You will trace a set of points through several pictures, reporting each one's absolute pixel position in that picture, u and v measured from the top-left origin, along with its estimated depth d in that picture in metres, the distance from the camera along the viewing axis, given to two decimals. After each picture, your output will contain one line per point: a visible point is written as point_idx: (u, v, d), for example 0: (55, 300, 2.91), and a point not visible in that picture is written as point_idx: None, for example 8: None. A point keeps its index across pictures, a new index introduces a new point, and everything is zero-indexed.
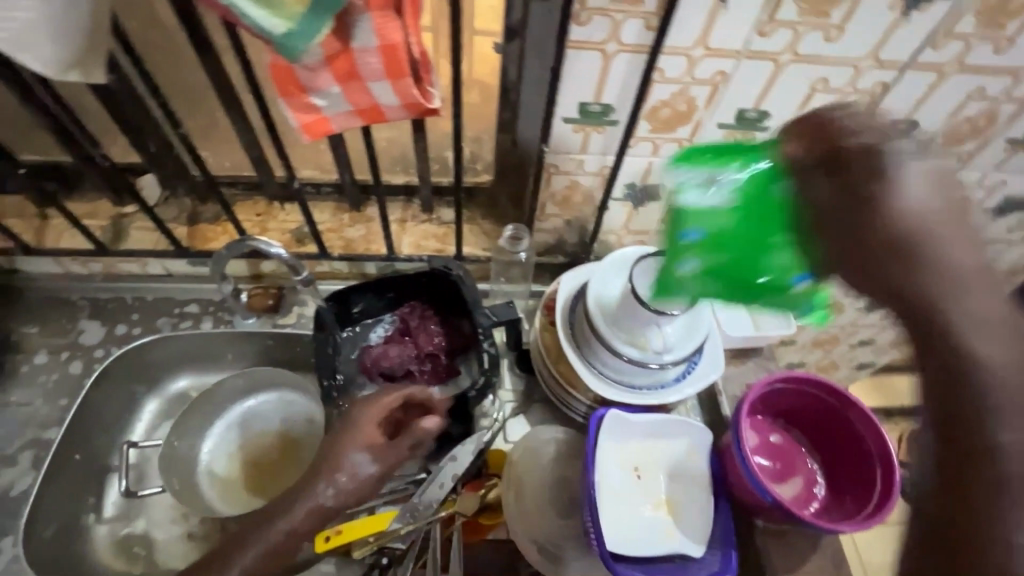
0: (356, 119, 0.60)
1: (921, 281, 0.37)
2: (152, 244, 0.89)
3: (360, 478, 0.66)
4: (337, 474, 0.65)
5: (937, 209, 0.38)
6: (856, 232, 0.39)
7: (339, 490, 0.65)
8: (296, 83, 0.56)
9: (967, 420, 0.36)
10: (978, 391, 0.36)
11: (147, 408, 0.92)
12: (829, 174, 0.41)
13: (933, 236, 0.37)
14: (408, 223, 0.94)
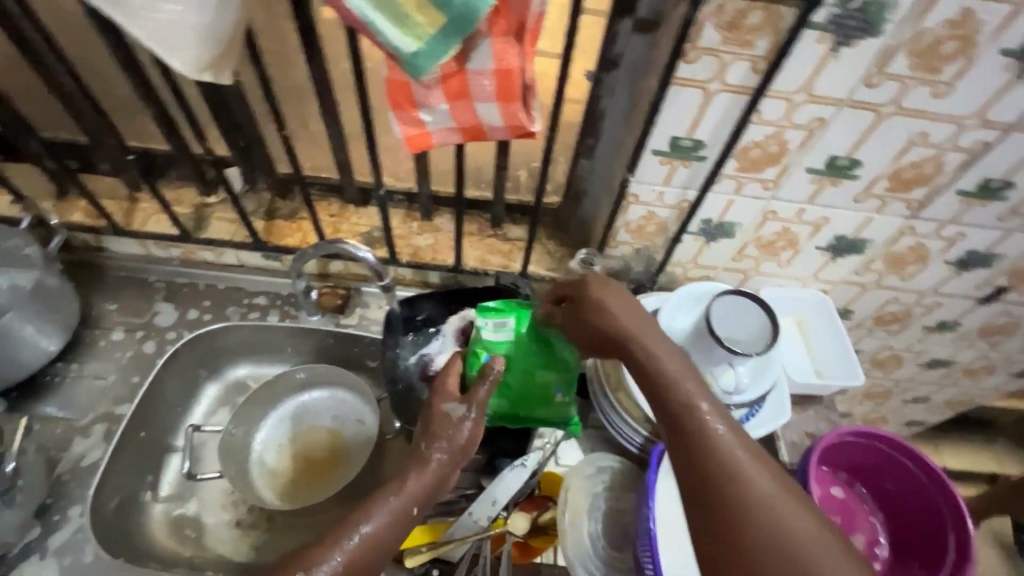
0: (457, 135, 0.62)
1: (694, 447, 0.50)
2: (230, 234, 0.92)
3: (456, 424, 0.63)
4: (434, 426, 0.63)
5: (673, 364, 0.55)
6: (650, 394, 0.55)
7: (450, 445, 0.62)
8: (408, 97, 0.58)
9: (732, 520, 0.46)
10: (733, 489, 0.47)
11: (207, 393, 0.95)
12: (608, 344, 0.60)
13: (695, 397, 0.53)
14: (475, 236, 0.95)
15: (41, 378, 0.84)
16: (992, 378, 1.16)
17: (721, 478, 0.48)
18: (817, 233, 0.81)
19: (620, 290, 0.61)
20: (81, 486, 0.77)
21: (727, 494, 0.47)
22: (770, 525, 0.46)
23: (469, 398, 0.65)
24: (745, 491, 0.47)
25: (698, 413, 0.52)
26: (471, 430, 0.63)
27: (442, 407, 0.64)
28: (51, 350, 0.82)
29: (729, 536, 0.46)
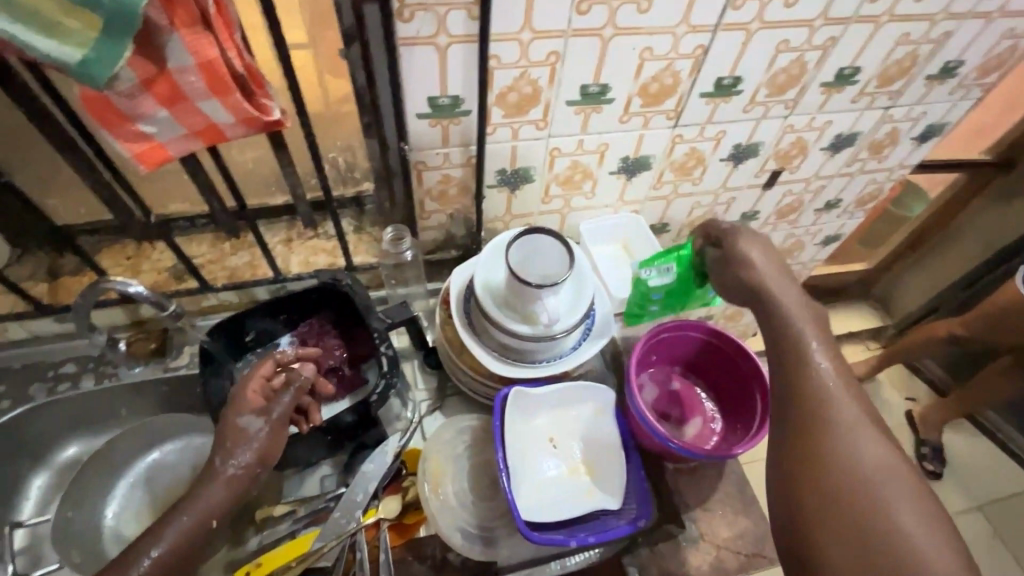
0: (196, 140, 0.59)
1: (811, 391, 0.53)
2: (9, 308, 0.82)
3: (265, 431, 0.64)
4: (226, 443, 0.62)
5: (798, 299, 0.59)
6: (773, 339, 0.58)
7: (256, 455, 0.63)
8: (118, 113, 0.54)
9: (817, 411, 0.53)
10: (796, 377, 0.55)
11: (34, 484, 0.86)
12: (740, 288, 0.63)
13: (803, 318, 0.57)
14: (294, 241, 0.92)
15: None
16: (804, 251, 1.32)
17: (818, 409, 0.53)
18: (604, 159, 0.86)
19: (766, 244, 0.63)
20: None
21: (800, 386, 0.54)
22: (864, 438, 0.51)
23: (272, 402, 0.66)
24: (822, 384, 0.54)
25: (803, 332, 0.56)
26: (277, 436, 0.65)
27: (237, 423, 0.63)
28: None
29: (822, 468, 0.50)
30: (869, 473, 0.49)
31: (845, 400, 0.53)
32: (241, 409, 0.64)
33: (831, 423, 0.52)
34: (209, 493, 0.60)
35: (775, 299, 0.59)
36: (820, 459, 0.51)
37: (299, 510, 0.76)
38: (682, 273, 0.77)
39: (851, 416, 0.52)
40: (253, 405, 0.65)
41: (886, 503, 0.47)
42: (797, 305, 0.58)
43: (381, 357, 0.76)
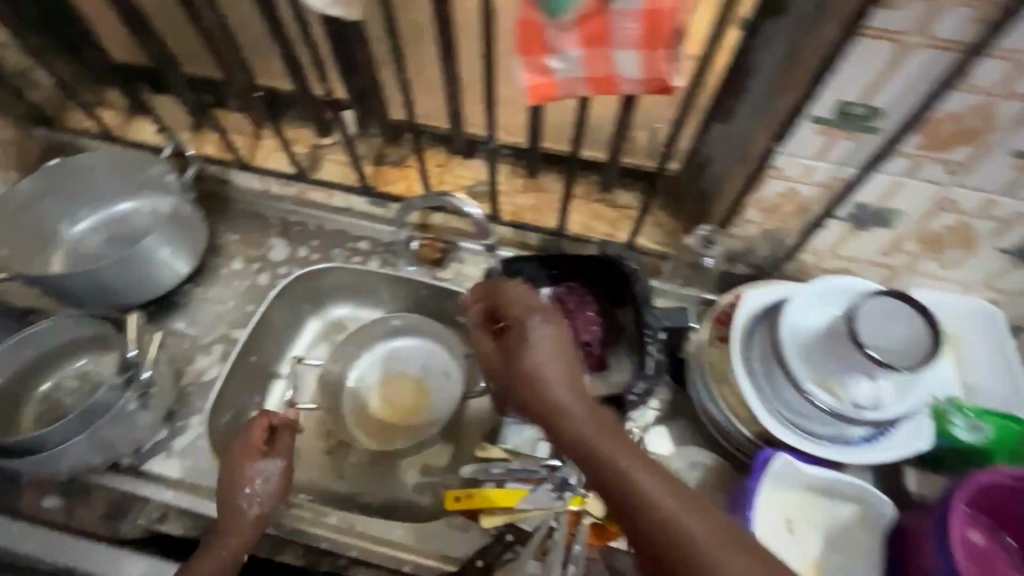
0: (585, 87, 0.56)
1: (587, 449, 0.50)
2: (341, 178, 0.95)
3: (278, 480, 0.72)
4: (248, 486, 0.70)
5: (557, 380, 0.53)
6: (525, 388, 0.54)
7: (263, 499, 0.70)
8: (540, 43, 0.52)
9: None
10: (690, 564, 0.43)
11: (309, 327, 1.00)
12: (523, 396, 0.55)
13: (609, 445, 0.49)
14: (580, 200, 0.91)
15: (173, 297, 0.91)
16: None
17: (660, 498, 0.46)
18: (1004, 231, 0.66)
19: (557, 335, 0.56)
20: (199, 401, 0.81)
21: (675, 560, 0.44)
22: (738, 540, 0.44)
23: (272, 452, 0.73)
24: None
25: (625, 483, 0.47)
26: (284, 480, 0.72)
27: (251, 468, 0.71)
28: (182, 273, 0.88)
29: (666, 564, 0.45)
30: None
31: (596, 455, 0.49)
32: (247, 460, 0.71)
33: (657, 502, 0.46)
34: (235, 520, 0.68)
35: (526, 360, 0.55)
36: (654, 547, 0.45)
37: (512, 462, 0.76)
38: (1004, 438, 0.67)
39: (704, 522, 0.45)
40: (252, 470, 0.71)
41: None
42: (570, 376, 0.54)
43: (647, 357, 0.73)
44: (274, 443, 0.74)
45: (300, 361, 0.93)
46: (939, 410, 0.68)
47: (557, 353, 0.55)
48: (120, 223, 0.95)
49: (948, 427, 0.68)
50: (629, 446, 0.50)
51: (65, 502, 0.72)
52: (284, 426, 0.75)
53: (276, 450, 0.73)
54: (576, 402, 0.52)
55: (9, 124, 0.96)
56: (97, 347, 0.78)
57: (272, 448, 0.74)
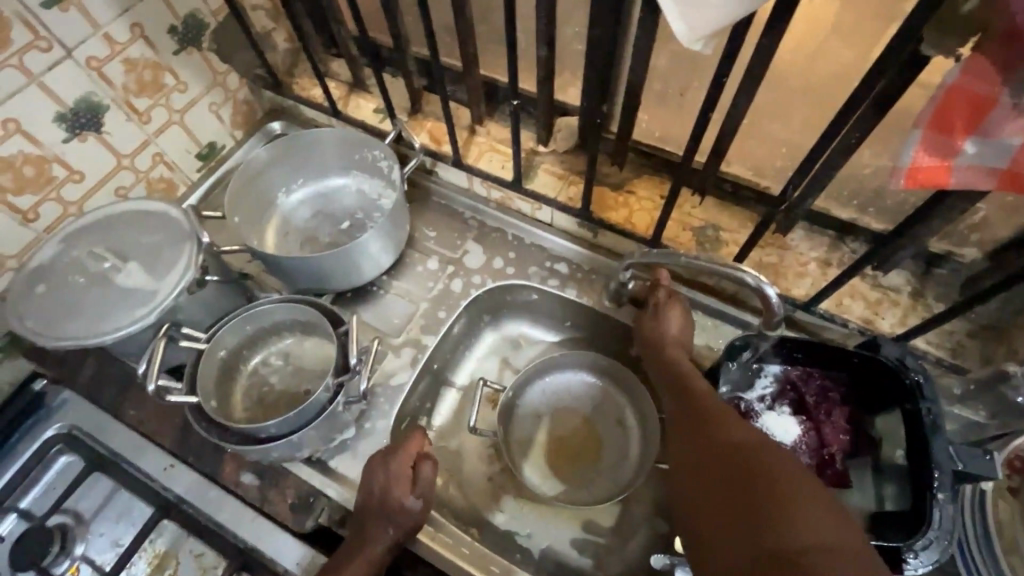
0: (989, 181, 0.42)
1: (693, 396, 0.61)
2: (555, 192, 0.87)
3: (414, 516, 0.68)
4: (391, 515, 0.67)
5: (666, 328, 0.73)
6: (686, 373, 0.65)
7: (403, 529, 0.68)
8: (970, 123, 0.39)
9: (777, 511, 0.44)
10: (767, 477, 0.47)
11: (485, 339, 0.95)
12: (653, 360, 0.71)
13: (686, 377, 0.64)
14: (833, 269, 0.76)
15: (368, 286, 0.90)
16: None
17: (720, 420, 0.55)
18: None
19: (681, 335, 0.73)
20: (386, 405, 0.79)
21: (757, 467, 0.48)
22: (781, 454, 0.49)
23: (418, 485, 0.69)
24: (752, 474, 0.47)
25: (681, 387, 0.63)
26: (421, 514, 0.69)
27: (397, 499, 0.67)
28: (384, 265, 0.86)
29: (739, 473, 0.48)
30: (758, 469, 0.48)
31: (712, 413, 0.57)
32: (396, 488, 0.68)
33: (720, 417, 0.56)
34: (373, 544, 0.66)
35: (659, 353, 0.71)
36: (735, 458, 0.50)
37: None
38: None
39: (746, 436, 0.52)
40: (397, 503, 0.67)
41: (793, 506, 0.43)
42: (690, 371, 0.67)
43: (933, 504, 0.57)
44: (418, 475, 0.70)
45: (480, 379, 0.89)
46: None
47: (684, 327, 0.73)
48: (328, 199, 0.94)
49: None
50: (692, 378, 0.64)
51: (260, 483, 0.73)
52: (429, 455, 0.71)
53: (421, 484, 0.69)
54: (693, 389, 0.62)
55: (244, 83, 0.98)
56: (305, 332, 0.78)
57: (416, 476, 0.69)
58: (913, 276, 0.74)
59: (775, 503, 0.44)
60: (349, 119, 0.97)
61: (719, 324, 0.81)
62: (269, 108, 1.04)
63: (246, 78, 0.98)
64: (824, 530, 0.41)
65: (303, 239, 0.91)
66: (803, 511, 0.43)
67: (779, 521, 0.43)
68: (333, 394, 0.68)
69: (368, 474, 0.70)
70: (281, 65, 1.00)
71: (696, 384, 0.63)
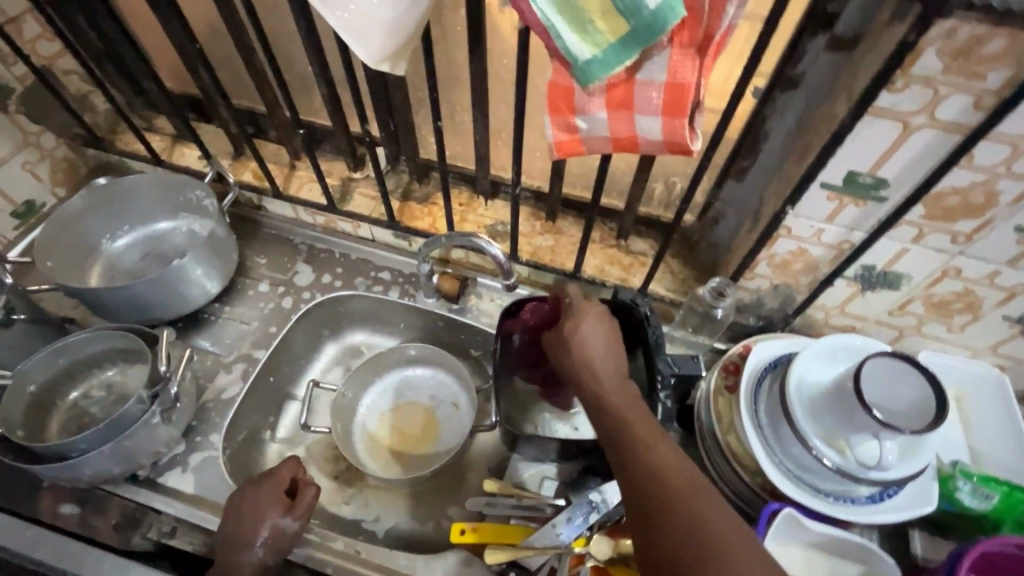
0: (608, 145, 0.60)
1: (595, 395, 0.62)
2: (369, 210, 1.00)
3: (284, 538, 0.71)
4: (261, 538, 0.69)
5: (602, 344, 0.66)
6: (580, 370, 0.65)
7: (272, 550, 0.70)
8: (569, 104, 0.56)
9: (676, 504, 0.52)
10: (671, 471, 0.54)
11: (327, 351, 1.03)
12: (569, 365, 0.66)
13: (596, 376, 0.63)
14: (595, 244, 0.94)
15: (201, 314, 0.95)
16: None
17: (623, 417, 0.59)
18: (1009, 303, 0.68)
19: (602, 321, 0.69)
20: (219, 415, 0.83)
21: (686, 485, 0.53)
22: (674, 456, 0.56)
23: (294, 508, 0.72)
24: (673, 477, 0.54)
25: (593, 379, 0.63)
26: (293, 538, 0.72)
27: (273, 523, 0.70)
28: (212, 292, 0.92)
29: (636, 462, 0.56)
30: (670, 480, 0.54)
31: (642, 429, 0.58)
32: (269, 510, 0.71)
33: (621, 410, 0.60)
34: (241, 565, 0.68)
35: (576, 358, 0.66)
36: (646, 469, 0.55)
37: (520, 497, 0.77)
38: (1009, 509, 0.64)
39: (658, 445, 0.57)
40: (264, 526, 0.70)
41: (687, 498, 0.52)
42: (612, 374, 0.63)
43: (659, 402, 0.73)
44: (299, 502, 0.73)
45: (314, 385, 0.96)
46: (943, 473, 0.68)
47: (611, 342, 0.67)
48: (157, 240, 0.99)
49: (950, 489, 0.67)
50: (595, 363, 0.65)
51: (81, 510, 0.73)
52: (309, 487, 0.74)
53: (299, 506, 0.72)
54: (618, 386, 0.62)
55: (61, 141, 1.03)
56: (126, 360, 0.81)
57: (297, 501, 0.73)
58: (653, 239, 0.93)
59: (676, 510, 0.51)
60: (173, 166, 1.04)
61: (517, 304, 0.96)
62: (93, 164, 1.08)
63: (63, 137, 1.02)
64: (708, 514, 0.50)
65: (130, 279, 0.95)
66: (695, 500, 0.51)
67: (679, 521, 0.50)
68: (148, 405, 0.72)
69: (236, 500, 0.71)
70: (100, 124, 1.06)
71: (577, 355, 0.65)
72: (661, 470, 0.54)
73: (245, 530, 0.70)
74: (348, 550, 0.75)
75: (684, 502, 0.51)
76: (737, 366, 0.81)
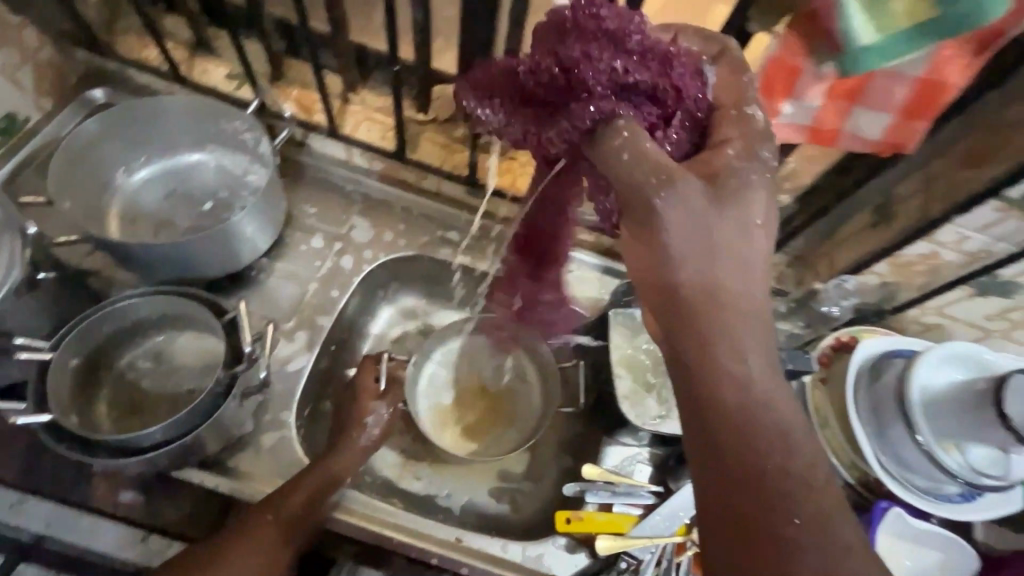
0: (802, 134, 0.53)
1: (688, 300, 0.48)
2: (438, 161, 0.88)
3: (384, 422, 0.76)
4: (356, 423, 0.75)
5: (746, 245, 0.49)
6: (686, 273, 0.48)
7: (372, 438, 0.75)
8: (787, 85, 0.48)
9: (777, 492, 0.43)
10: (776, 449, 0.44)
11: (383, 313, 0.93)
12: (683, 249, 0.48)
13: (721, 282, 0.48)
14: None
15: (246, 271, 0.82)
16: None
17: (737, 339, 0.47)
18: None
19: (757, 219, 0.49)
20: (286, 389, 0.75)
21: (788, 469, 0.44)
22: (784, 420, 0.46)
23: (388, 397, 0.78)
24: (780, 456, 0.44)
25: (721, 289, 0.48)
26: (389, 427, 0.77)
27: (364, 410, 0.75)
28: (263, 246, 0.80)
29: (733, 422, 0.45)
30: (784, 476, 0.44)
31: (757, 391, 0.46)
32: (364, 400, 0.77)
33: (735, 358, 0.47)
34: (338, 460, 0.70)
35: (691, 260, 0.48)
36: (742, 425, 0.45)
37: (618, 484, 0.76)
38: None
39: (767, 397, 0.46)
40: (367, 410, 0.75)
41: (799, 490, 0.43)
42: (732, 282, 0.48)
43: None
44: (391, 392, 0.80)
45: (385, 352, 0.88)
46: None
47: (753, 258, 0.49)
48: (184, 177, 0.83)
49: None
50: (731, 263, 0.48)
51: (145, 498, 0.65)
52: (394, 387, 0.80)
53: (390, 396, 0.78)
54: (748, 308, 0.48)
55: (47, 41, 0.82)
56: (177, 326, 0.70)
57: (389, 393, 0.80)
58: None
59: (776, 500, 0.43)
60: (196, 86, 0.86)
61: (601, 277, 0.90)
62: (86, 73, 0.88)
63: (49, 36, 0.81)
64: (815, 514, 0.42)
65: (158, 224, 0.80)
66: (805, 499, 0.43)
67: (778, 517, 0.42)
68: (226, 387, 0.63)
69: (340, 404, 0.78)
70: (96, 21, 0.85)
71: (678, 245, 0.48)
72: (768, 440, 0.45)
73: (346, 424, 0.75)
74: (450, 541, 0.71)
75: (791, 493, 0.43)
76: (828, 359, 0.80)
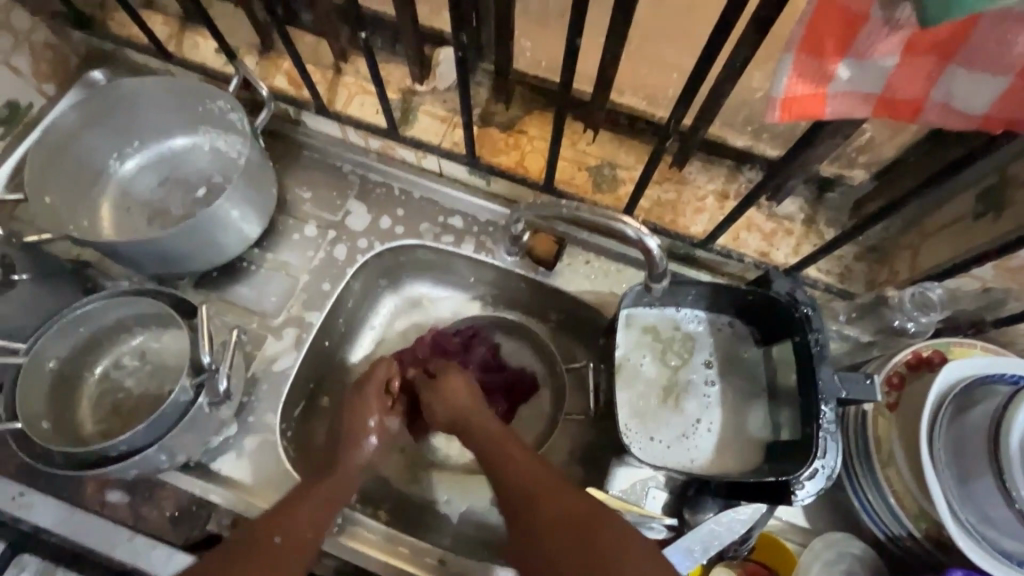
0: (864, 109, 0.38)
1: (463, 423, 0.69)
2: (437, 137, 0.78)
3: (389, 435, 0.71)
4: (351, 430, 0.69)
5: (451, 387, 0.71)
6: (434, 400, 0.72)
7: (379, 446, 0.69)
8: (841, 37, 0.34)
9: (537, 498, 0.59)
10: (533, 492, 0.59)
11: (385, 304, 0.86)
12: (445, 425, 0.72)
13: (443, 386, 0.72)
14: (730, 201, 0.73)
15: (238, 262, 0.79)
16: None
17: (493, 445, 0.65)
18: None
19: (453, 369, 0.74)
20: (272, 391, 0.72)
21: (539, 495, 0.59)
22: (533, 477, 0.61)
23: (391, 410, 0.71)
24: (538, 482, 0.60)
25: (441, 397, 0.71)
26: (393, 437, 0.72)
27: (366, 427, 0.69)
28: (250, 236, 0.75)
29: (504, 492, 0.61)
30: (540, 501, 0.58)
31: (498, 456, 0.64)
32: (365, 412, 0.69)
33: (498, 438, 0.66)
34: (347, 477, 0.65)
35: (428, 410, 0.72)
36: (517, 483, 0.60)
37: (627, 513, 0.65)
38: None
39: (518, 467, 0.62)
40: (371, 426, 0.69)
41: (553, 504, 0.57)
42: (472, 400, 0.71)
43: (817, 436, 0.58)
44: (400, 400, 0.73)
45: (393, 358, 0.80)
46: None
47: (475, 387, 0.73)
48: (175, 163, 0.80)
49: None
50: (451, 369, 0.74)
51: (132, 498, 0.65)
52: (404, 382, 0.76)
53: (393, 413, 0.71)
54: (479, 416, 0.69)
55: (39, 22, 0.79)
56: (159, 325, 0.67)
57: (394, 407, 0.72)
58: (807, 200, 0.72)
59: (542, 514, 0.57)
60: (184, 62, 0.81)
61: (621, 269, 0.78)
62: (85, 54, 0.86)
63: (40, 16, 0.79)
64: (564, 509, 0.57)
65: (149, 215, 0.78)
66: (564, 502, 0.57)
67: (553, 530, 0.56)
68: (194, 395, 0.60)
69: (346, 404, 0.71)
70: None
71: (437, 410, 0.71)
72: (527, 486, 0.60)
73: (346, 428, 0.69)
74: (433, 563, 0.66)
75: (547, 497, 0.58)
76: (902, 379, 0.65)
